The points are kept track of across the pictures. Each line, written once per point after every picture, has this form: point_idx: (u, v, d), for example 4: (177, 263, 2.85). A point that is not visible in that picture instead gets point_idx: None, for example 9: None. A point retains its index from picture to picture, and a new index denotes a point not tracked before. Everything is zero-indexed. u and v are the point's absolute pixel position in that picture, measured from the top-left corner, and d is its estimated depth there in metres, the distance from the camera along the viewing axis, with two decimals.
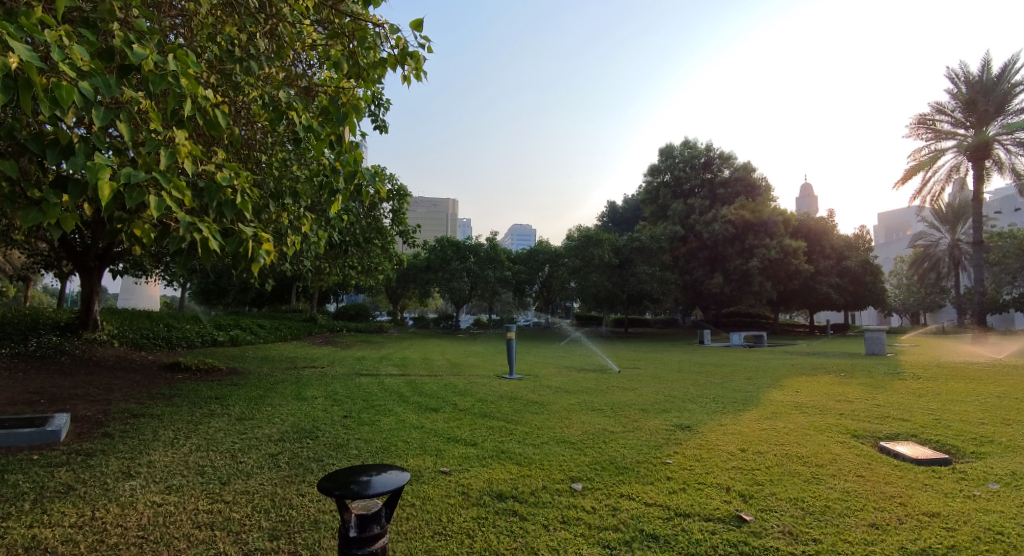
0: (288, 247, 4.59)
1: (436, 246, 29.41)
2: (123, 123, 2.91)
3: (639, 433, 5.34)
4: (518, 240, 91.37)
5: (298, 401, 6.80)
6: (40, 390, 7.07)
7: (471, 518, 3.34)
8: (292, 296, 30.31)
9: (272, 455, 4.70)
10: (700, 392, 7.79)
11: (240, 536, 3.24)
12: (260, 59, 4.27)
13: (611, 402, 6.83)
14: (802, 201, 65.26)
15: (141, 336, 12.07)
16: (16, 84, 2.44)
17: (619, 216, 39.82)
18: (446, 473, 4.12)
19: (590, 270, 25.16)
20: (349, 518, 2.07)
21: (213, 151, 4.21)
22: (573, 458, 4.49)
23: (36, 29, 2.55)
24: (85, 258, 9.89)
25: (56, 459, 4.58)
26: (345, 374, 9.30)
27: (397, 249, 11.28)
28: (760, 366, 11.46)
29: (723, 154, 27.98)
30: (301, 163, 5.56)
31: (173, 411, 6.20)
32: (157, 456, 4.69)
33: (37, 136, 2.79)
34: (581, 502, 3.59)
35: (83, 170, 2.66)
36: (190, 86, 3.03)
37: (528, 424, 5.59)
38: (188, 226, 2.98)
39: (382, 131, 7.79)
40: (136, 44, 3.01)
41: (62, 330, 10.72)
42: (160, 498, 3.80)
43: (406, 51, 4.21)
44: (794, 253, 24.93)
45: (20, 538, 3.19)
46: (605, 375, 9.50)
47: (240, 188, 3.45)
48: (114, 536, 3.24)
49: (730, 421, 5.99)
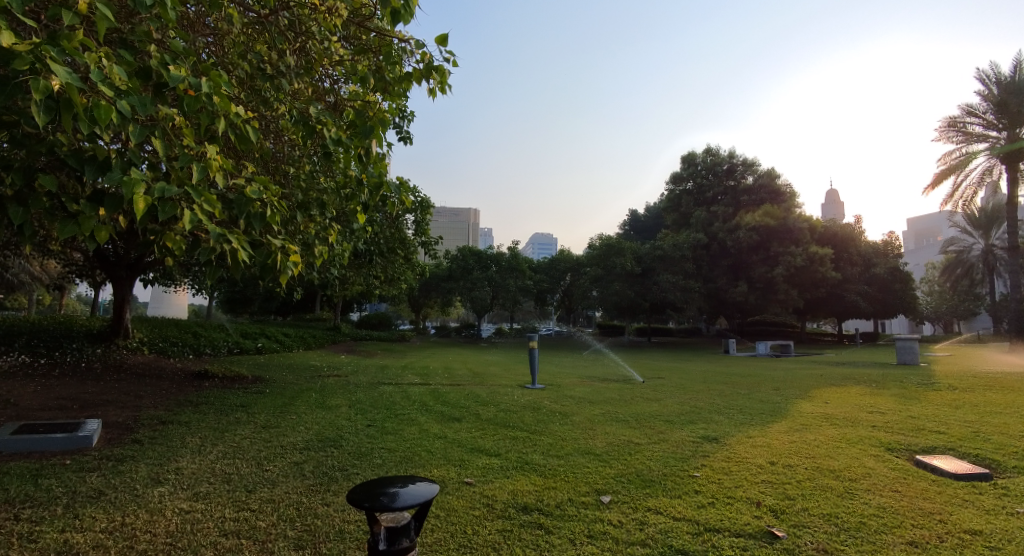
0: (315, 257, 4.65)
1: (457, 256, 29.59)
2: (159, 139, 3.00)
3: (664, 445, 5.25)
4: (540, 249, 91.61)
5: (321, 409, 6.85)
6: (72, 397, 7.23)
7: (496, 530, 3.31)
8: (316, 305, 30.78)
9: (297, 463, 4.74)
10: (726, 403, 7.64)
11: (266, 544, 3.25)
12: (289, 75, 4.34)
13: (635, 413, 6.71)
14: (826, 207, 63.96)
15: (169, 343, 12.33)
16: (59, 104, 2.54)
17: (641, 224, 39.56)
18: (470, 484, 4.09)
19: (612, 279, 25.16)
20: (378, 531, 2.05)
21: (243, 164, 4.30)
22: (598, 470, 4.42)
23: (77, 51, 2.66)
24: (116, 267, 10.20)
25: (88, 464, 4.69)
26: (368, 382, 9.33)
27: (420, 259, 11.26)
28: (787, 376, 11.22)
29: (746, 160, 27.81)
30: (329, 175, 5.64)
31: (200, 419, 6.30)
32: (185, 463, 4.76)
33: (76, 152, 2.90)
34: (608, 516, 3.52)
35: (118, 185, 2.75)
36: (222, 104, 3.13)
37: (552, 435, 5.53)
38: (218, 237, 3.07)
39: (406, 143, 7.87)
40: (173, 66, 3.12)
41: (95, 337, 11.05)
42: (187, 504, 3.84)
43: (432, 65, 4.23)
44: (820, 260, 24.39)
45: (53, 542, 3.25)
46: (628, 385, 9.39)
47: (269, 200, 3.53)
48: (142, 543, 3.27)
49: (758, 433, 5.86)
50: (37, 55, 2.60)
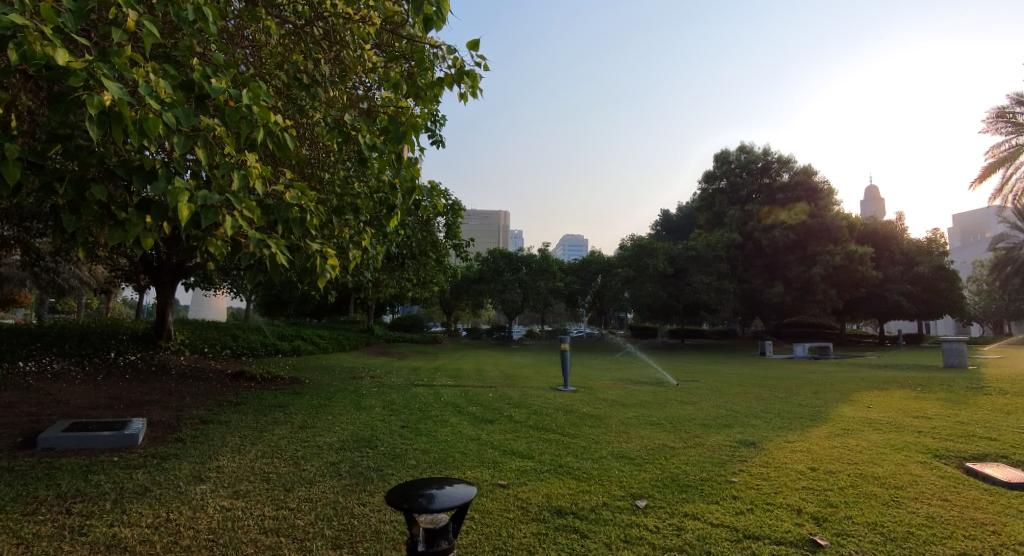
0: (349, 262, 4.74)
1: (488, 258, 29.69)
2: (202, 149, 3.12)
3: (700, 449, 5.15)
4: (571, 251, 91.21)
5: (356, 410, 6.97)
6: (119, 396, 7.52)
7: (532, 533, 3.30)
8: (349, 307, 31.33)
9: (333, 463, 4.82)
10: (763, 407, 7.44)
11: (305, 543, 3.31)
12: (324, 84, 4.43)
13: (669, 416, 6.61)
14: (866, 204, 61.80)
15: (210, 346, 12.72)
16: (110, 117, 2.66)
17: (672, 224, 38.98)
18: (504, 486, 4.09)
19: (644, 280, 24.88)
20: (417, 532, 2.06)
21: (281, 171, 4.41)
22: (633, 474, 4.37)
23: (126, 67, 2.78)
24: (159, 272, 10.61)
25: (134, 461, 4.87)
26: (401, 384, 9.43)
27: (451, 261, 11.33)
28: (826, 378, 10.88)
29: (782, 157, 27.13)
30: (363, 181, 5.73)
31: (239, 419, 6.46)
32: (225, 461, 4.90)
33: (124, 162, 3.02)
34: (644, 521, 3.47)
35: (164, 193, 2.85)
36: (262, 114, 3.23)
37: (585, 438, 5.49)
38: (258, 243, 3.17)
39: (438, 147, 7.93)
40: (215, 79, 3.24)
41: (140, 339, 11.48)
42: (228, 502, 3.95)
43: (463, 69, 4.25)
44: (859, 259, 23.59)
45: (103, 536, 3.38)
46: (662, 387, 9.24)
47: (306, 206, 3.62)
48: (186, 538, 3.37)
49: (798, 438, 5.70)
50: (89, 72, 2.73)
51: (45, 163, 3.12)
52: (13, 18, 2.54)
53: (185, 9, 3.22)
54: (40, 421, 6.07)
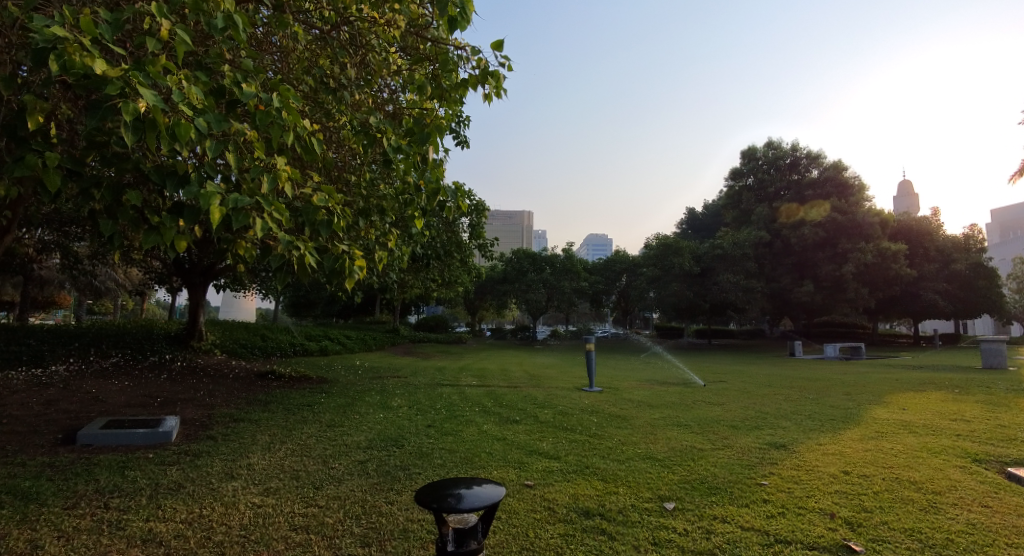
0: (375, 263, 4.79)
1: (513, 258, 29.71)
2: (232, 153, 3.19)
3: (729, 451, 5.06)
4: (595, 251, 90.73)
5: (382, 410, 7.05)
6: (153, 394, 7.75)
7: (559, 534, 3.28)
8: (375, 307, 31.71)
9: (360, 461, 4.87)
10: (794, 408, 7.29)
11: (334, 540, 3.35)
12: (350, 88, 4.49)
13: (697, 417, 6.53)
14: (900, 200, 59.98)
15: (239, 346, 13.02)
16: (145, 123, 2.73)
17: (698, 222, 38.46)
18: (531, 486, 4.08)
19: (669, 280, 24.62)
20: (447, 532, 2.06)
21: (308, 174, 4.48)
22: (660, 476, 4.32)
23: (160, 75, 2.86)
24: (191, 274, 10.91)
25: (169, 457, 5.01)
26: (426, 384, 9.51)
27: (475, 261, 11.37)
28: (858, 379, 10.61)
29: (811, 153, 26.52)
30: (388, 183, 5.79)
31: (269, 417, 6.59)
32: (256, 459, 5.00)
33: (159, 167, 3.10)
34: (673, 524, 3.43)
35: (196, 197, 2.92)
36: (290, 118, 3.30)
37: (611, 439, 5.45)
38: (288, 244, 3.23)
39: (463, 147, 7.97)
40: (245, 86, 3.32)
41: (174, 339, 11.81)
42: (259, 499, 4.03)
43: (487, 70, 4.26)
44: (892, 257, 22.93)
45: (139, 530, 3.48)
46: (689, 388, 9.12)
47: (333, 207, 3.66)
48: (219, 534, 3.45)
49: (829, 440, 5.56)
50: (125, 80, 2.81)
51: (83, 169, 3.23)
52: (54, 29, 2.63)
53: (217, 17, 3.30)
54: (79, 418, 6.29)
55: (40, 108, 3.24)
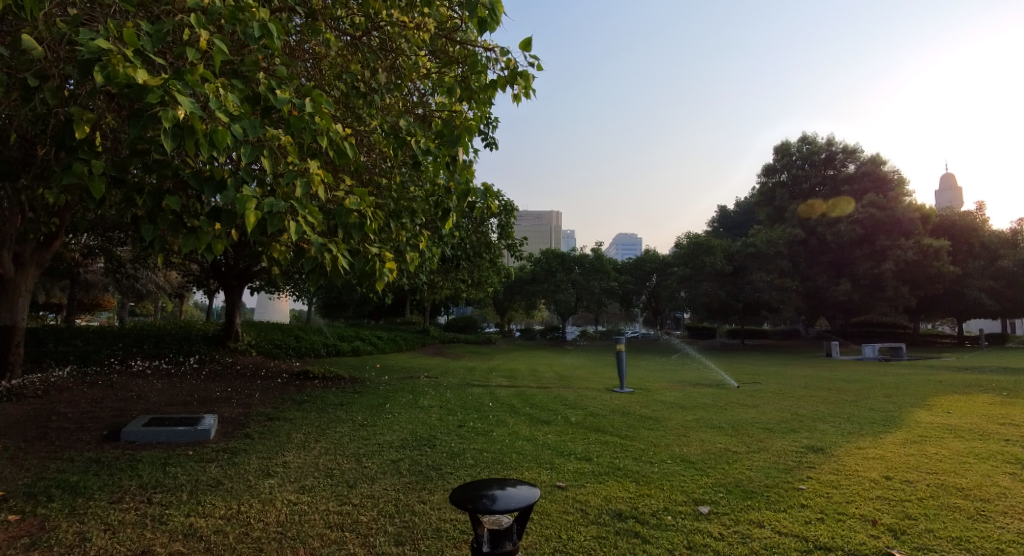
0: (406, 264, 4.84)
1: (541, 259, 29.65)
2: (267, 158, 3.26)
3: (764, 454, 4.96)
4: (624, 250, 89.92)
5: (414, 409, 7.12)
6: (193, 393, 8.00)
7: (592, 536, 3.26)
8: (406, 308, 32.13)
9: (393, 461, 4.93)
10: (832, 411, 7.08)
11: (368, 538, 3.40)
12: (381, 92, 4.55)
13: (731, 419, 6.41)
14: (942, 194, 57.76)
15: (274, 347, 13.35)
16: (184, 130, 2.81)
17: (730, 220, 37.78)
18: (563, 488, 4.07)
19: (700, 279, 24.22)
20: (482, 533, 2.07)
21: (341, 177, 4.56)
22: (694, 479, 4.25)
23: (199, 84, 2.94)
24: (227, 276, 11.24)
25: (208, 454, 5.16)
26: (457, 384, 9.59)
27: (504, 262, 11.41)
28: (900, 381, 10.25)
29: (848, 147, 25.75)
30: (418, 185, 5.85)
31: (303, 416, 6.73)
32: (291, 457, 5.11)
33: (197, 173, 3.19)
34: (708, 528, 3.37)
35: (233, 201, 3.00)
36: (323, 123, 3.36)
37: (644, 441, 5.39)
38: (321, 247, 3.29)
39: (492, 148, 7.99)
40: (280, 92, 3.40)
41: (211, 340, 12.17)
42: (295, 496, 4.12)
43: (516, 70, 4.26)
44: (934, 254, 22.09)
45: (181, 525, 3.59)
46: (722, 389, 8.97)
47: (365, 210, 3.72)
48: (256, 530, 3.54)
49: (869, 444, 5.39)
50: (165, 89, 2.90)
51: (127, 176, 3.34)
52: (99, 42, 2.73)
53: (252, 26, 3.37)
54: (123, 416, 6.54)
55: (86, 119, 3.37)
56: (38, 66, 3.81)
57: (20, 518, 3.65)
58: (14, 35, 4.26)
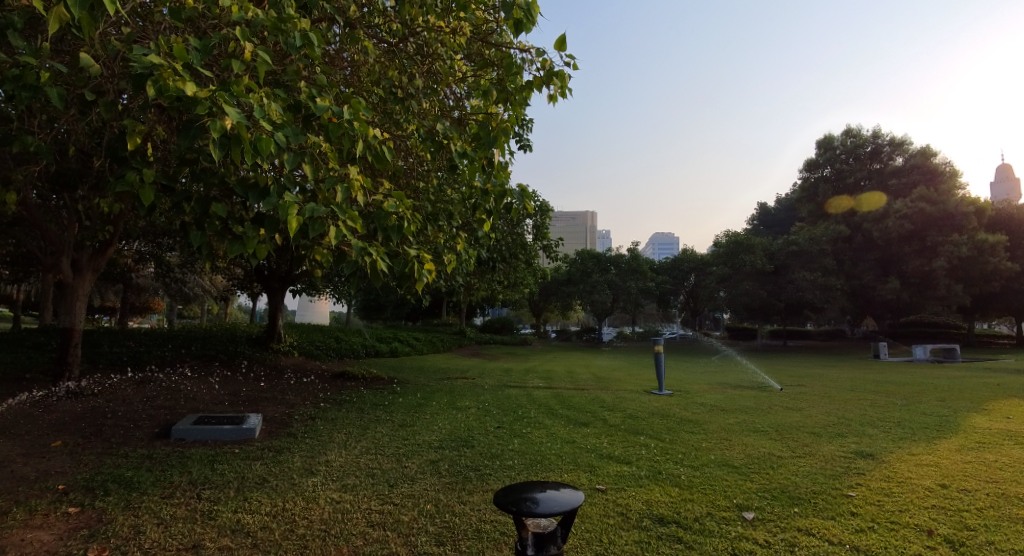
0: (444, 265, 4.89)
1: (577, 259, 29.55)
2: (309, 165, 3.36)
3: (810, 459, 4.81)
4: (661, 249, 88.80)
5: (452, 410, 7.19)
6: (238, 393, 8.25)
7: (633, 541, 3.23)
8: (443, 310, 32.46)
9: (432, 461, 4.99)
10: (881, 415, 6.82)
11: (409, 538, 3.45)
12: (418, 96, 4.62)
13: (774, 423, 6.24)
14: (999, 186, 54.86)
15: (315, 348, 13.71)
16: (230, 138, 2.90)
17: (770, 218, 36.82)
18: (603, 491, 4.05)
19: (741, 278, 23.72)
20: (526, 536, 2.07)
21: (380, 181, 4.64)
22: (738, 484, 4.15)
23: (244, 94, 3.05)
24: (271, 280, 11.58)
25: (253, 452, 5.34)
26: (494, 385, 9.62)
27: (540, 263, 11.40)
28: (956, 384, 9.76)
29: (895, 140, 24.73)
30: (455, 187, 5.91)
31: (344, 416, 6.88)
32: (333, 456, 5.23)
33: (242, 181, 3.29)
34: (753, 534, 3.29)
35: (276, 207, 3.08)
36: (362, 129, 3.43)
37: (684, 444, 5.30)
38: (361, 251, 3.35)
39: (527, 150, 8.00)
40: (320, 100, 3.48)
41: (255, 341, 12.57)
42: (337, 495, 4.21)
43: (552, 71, 4.25)
44: (990, 249, 20.98)
45: (229, 521, 3.71)
46: (764, 392, 8.74)
47: (404, 213, 3.77)
48: (301, 527, 3.63)
49: (923, 450, 5.16)
50: (213, 100, 3.00)
51: (177, 185, 3.48)
52: (151, 57, 2.85)
53: (294, 37, 3.46)
54: (174, 414, 6.82)
55: (138, 131, 3.52)
56: (94, 82, 4.00)
57: (80, 511, 3.85)
58: (72, 53, 4.48)
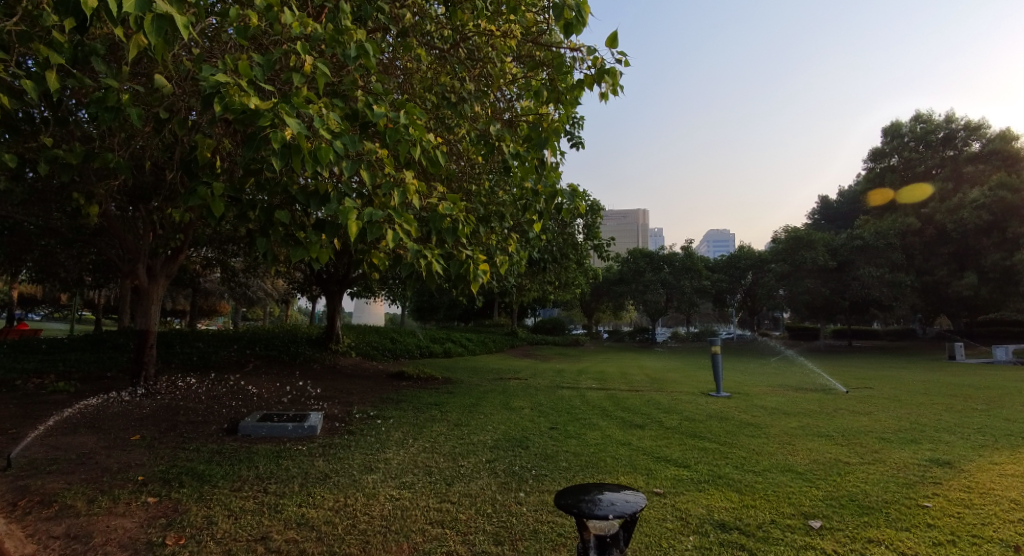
0: (496, 266, 4.94)
1: (628, 258, 29.14)
2: (366, 172, 3.46)
3: (882, 466, 4.57)
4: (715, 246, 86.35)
5: (506, 410, 7.24)
6: (300, 392, 8.60)
7: (693, 547, 3.16)
8: (494, 311, 32.68)
9: (487, 460, 5.05)
10: (960, 420, 6.37)
11: (468, 536, 3.50)
12: (470, 100, 4.67)
13: (841, 427, 5.95)
14: None
15: (371, 349, 14.13)
16: (292, 148, 3.03)
17: (833, 211, 35.14)
18: (660, 494, 3.98)
19: (802, 276, 22.78)
20: (588, 538, 2.06)
21: (433, 185, 4.73)
22: (803, 491, 3.99)
23: (304, 105, 3.17)
24: (329, 283, 11.99)
25: (315, 449, 5.56)
26: (547, 386, 9.60)
27: (591, 263, 11.30)
28: None
29: (970, 124, 23.05)
30: (506, 189, 5.96)
31: (401, 415, 7.04)
32: (391, 453, 5.37)
33: (304, 189, 3.43)
34: (821, 544, 3.16)
35: (335, 213, 3.20)
36: (416, 134, 3.51)
37: (744, 448, 5.14)
38: (416, 253, 3.43)
39: (578, 148, 7.94)
40: (376, 108, 3.58)
41: (315, 342, 13.06)
42: (396, 491, 4.33)
43: (604, 68, 4.21)
44: None
45: (296, 515, 3.88)
46: (828, 395, 8.36)
47: (457, 215, 3.83)
48: (363, 523, 3.75)
49: (1008, 459, 4.80)
50: (275, 112, 3.14)
51: (243, 195, 3.67)
52: (218, 75, 3.01)
53: (350, 48, 3.56)
54: (243, 412, 7.17)
55: (208, 145, 3.73)
56: (168, 101, 4.26)
57: (158, 501, 4.12)
58: (148, 75, 4.79)
